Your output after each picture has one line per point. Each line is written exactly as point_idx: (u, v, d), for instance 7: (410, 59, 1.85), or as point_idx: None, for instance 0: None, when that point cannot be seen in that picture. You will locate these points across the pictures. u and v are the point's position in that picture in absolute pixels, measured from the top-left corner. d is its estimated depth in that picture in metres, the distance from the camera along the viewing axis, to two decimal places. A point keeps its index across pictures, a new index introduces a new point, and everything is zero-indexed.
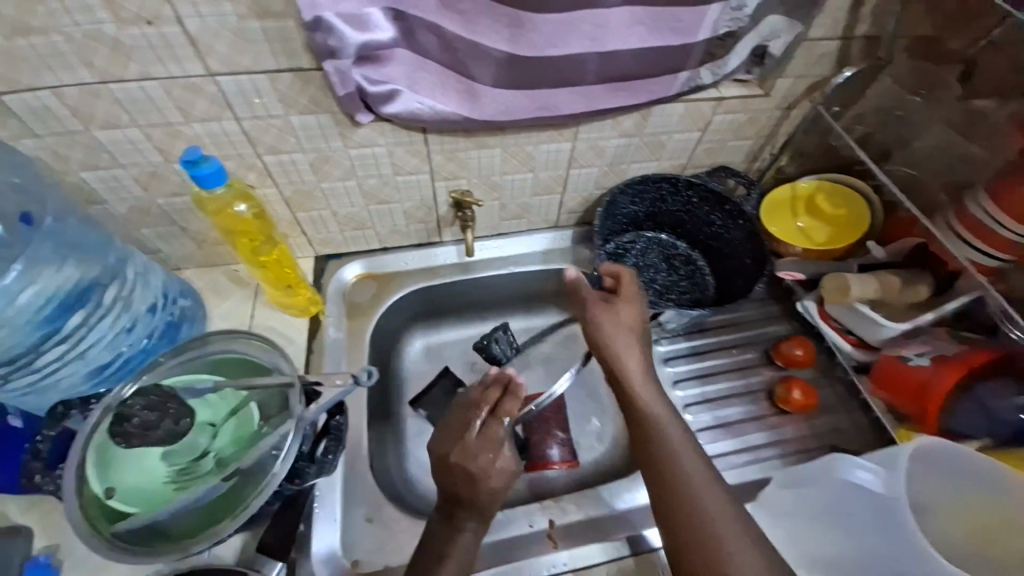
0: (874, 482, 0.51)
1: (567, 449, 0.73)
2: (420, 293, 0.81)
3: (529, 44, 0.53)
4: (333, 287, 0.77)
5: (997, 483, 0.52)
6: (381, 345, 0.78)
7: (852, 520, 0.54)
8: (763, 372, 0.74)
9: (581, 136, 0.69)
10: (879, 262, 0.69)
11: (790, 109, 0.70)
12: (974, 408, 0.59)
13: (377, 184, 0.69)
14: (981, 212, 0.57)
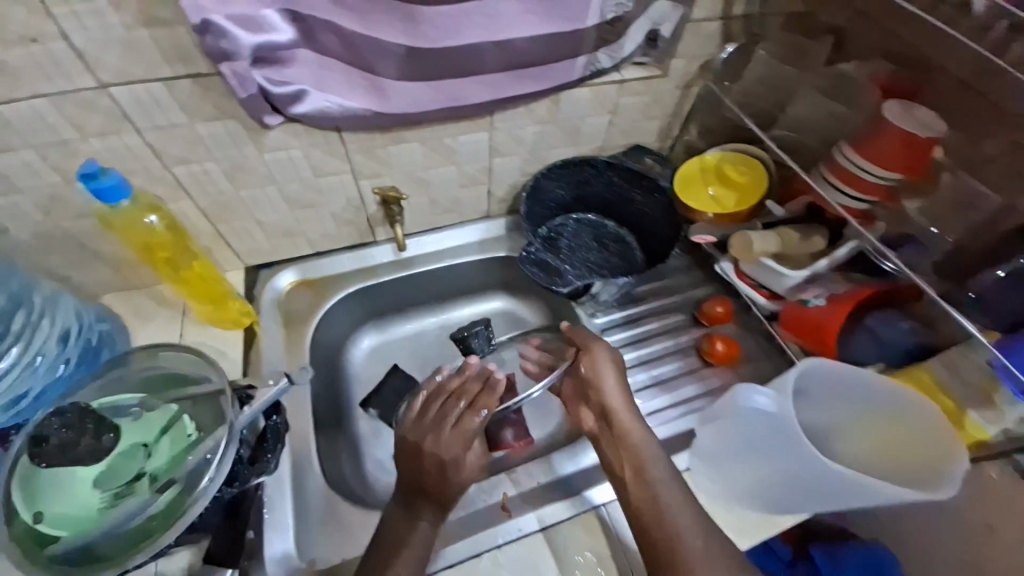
0: (769, 404, 0.56)
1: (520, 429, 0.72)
2: (357, 296, 0.78)
3: (425, 35, 0.51)
4: (267, 297, 0.73)
5: (879, 394, 0.58)
6: (324, 351, 0.76)
7: (762, 446, 0.58)
8: (691, 331, 0.79)
9: (498, 125, 0.67)
10: (778, 219, 0.74)
11: (689, 88, 0.75)
12: (869, 341, 0.65)
13: (301, 188, 0.65)
14: (850, 163, 0.62)
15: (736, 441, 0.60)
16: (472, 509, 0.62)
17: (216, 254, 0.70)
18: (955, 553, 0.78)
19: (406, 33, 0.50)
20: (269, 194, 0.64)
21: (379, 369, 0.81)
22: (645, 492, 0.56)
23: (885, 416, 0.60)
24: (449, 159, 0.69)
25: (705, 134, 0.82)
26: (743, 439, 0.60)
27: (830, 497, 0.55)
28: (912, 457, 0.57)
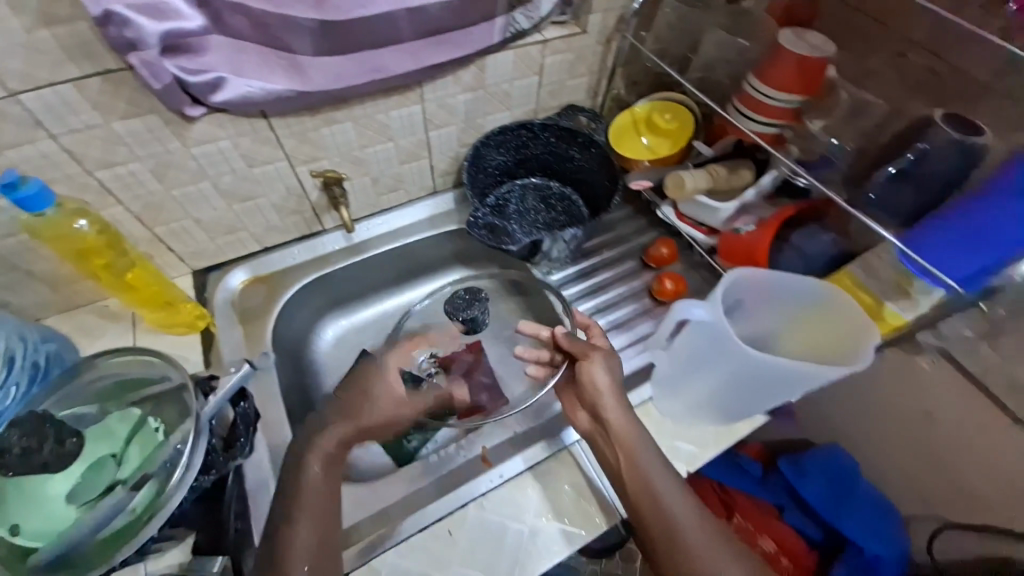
0: (706, 315, 0.60)
1: None
2: (315, 286, 0.78)
3: (332, 7, 0.51)
4: (220, 297, 0.72)
5: (805, 291, 0.64)
6: (288, 344, 0.76)
7: (706, 356, 0.64)
8: (642, 275, 0.84)
9: (428, 96, 0.67)
10: (709, 158, 0.77)
11: (609, 43, 0.77)
12: (795, 258, 0.71)
13: (236, 180, 0.64)
14: (753, 90, 0.67)
15: (687, 353, 0.66)
16: (454, 464, 0.67)
17: (158, 260, 0.68)
18: (896, 441, 0.89)
19: (314, 7, 0.51)
20: (204, 191, 0.63)
21: (347, 356, 0.82)
22: (642, 488, 0.56)
23: (815, 312, 0.66)
24: (384, 136, 0.69)
25: (633, 89, 0.86)
26: (692, 353, 0.65)
27: (771, 388, 0.61)
28: (839, 342, 0.63)
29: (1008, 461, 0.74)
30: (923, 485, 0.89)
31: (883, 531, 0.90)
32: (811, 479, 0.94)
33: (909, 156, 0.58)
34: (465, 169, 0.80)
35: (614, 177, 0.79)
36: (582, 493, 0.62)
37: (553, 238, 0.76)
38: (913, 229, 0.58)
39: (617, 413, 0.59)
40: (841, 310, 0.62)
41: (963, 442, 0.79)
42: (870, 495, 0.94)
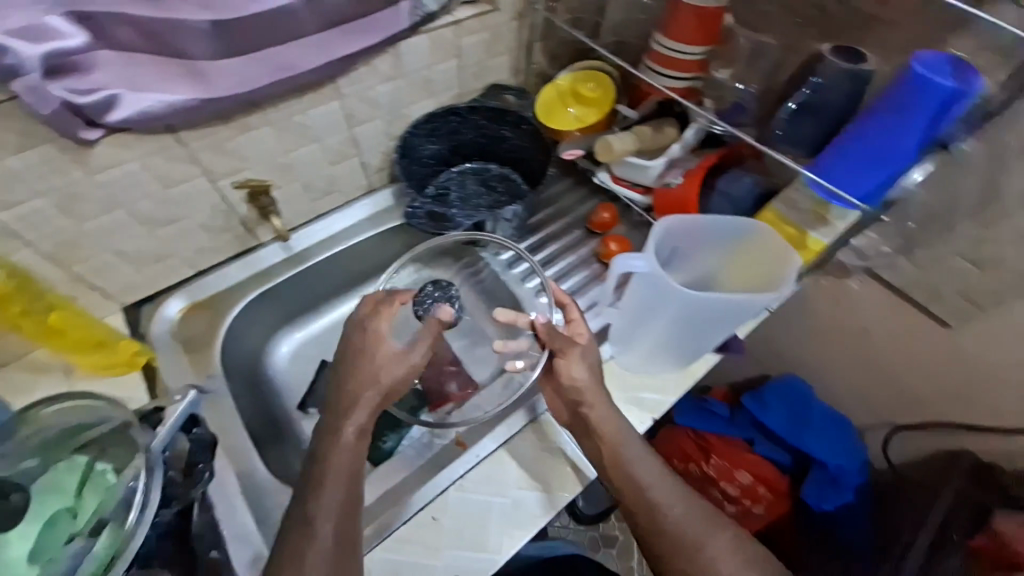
0: (647, 266, 0.63)
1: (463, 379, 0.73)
2: (260, 303, 0.74)
3: (223, 4, 0.49)
4: (158, 330, 0.68)
5: (731, 228, 0.69)
6: (240, 368, 0.73)
7: (652, 307, 0.67)
8: (589, 242, 0.86)
9: (346, 90, 0.65)
10: (634, 121, 0.80)
11: (521, 18, 0.77)
12: (724, 201, 0.76)
13: (154, 204, 0.60)
14: (661, 46, 0.70)
15: (633, 304, 0.68)
16: (431, 453, 0.66)
17: (82, 302, 0.64)
18: (843, 361, 0.97)
19: (205, 8, 0.49)
20: (120, 220, 0.59)
21: (312, 368, 0.78)
22: (627, 481, 0.58)
23: (742, 248, 0.70)
24: (308, 138, 0.66)
25: (555, 63, 0.85)
26: (638, 303, 0.68)
27: (713, 326, 0.65)
28: (767, 272, 0.68)
29: (936, 358, 0.83)
30: (869, 397, 0.97)
31: (839, 444, 0.97)
32: (772, 409, 1.00)
33: (807, 89, 0.63)
34: (395, 161, 0.77)
35: (540, 154, 0.82)
36: (558, 457, 0.65)
37: (496, 216, 0.77)
38: (820, 157, 0.64)
39: (581, 374, 0.62)
40: (765, 242, 0.67)
41: (898, 351, 0.88)
42: (824, 409, 1.00)
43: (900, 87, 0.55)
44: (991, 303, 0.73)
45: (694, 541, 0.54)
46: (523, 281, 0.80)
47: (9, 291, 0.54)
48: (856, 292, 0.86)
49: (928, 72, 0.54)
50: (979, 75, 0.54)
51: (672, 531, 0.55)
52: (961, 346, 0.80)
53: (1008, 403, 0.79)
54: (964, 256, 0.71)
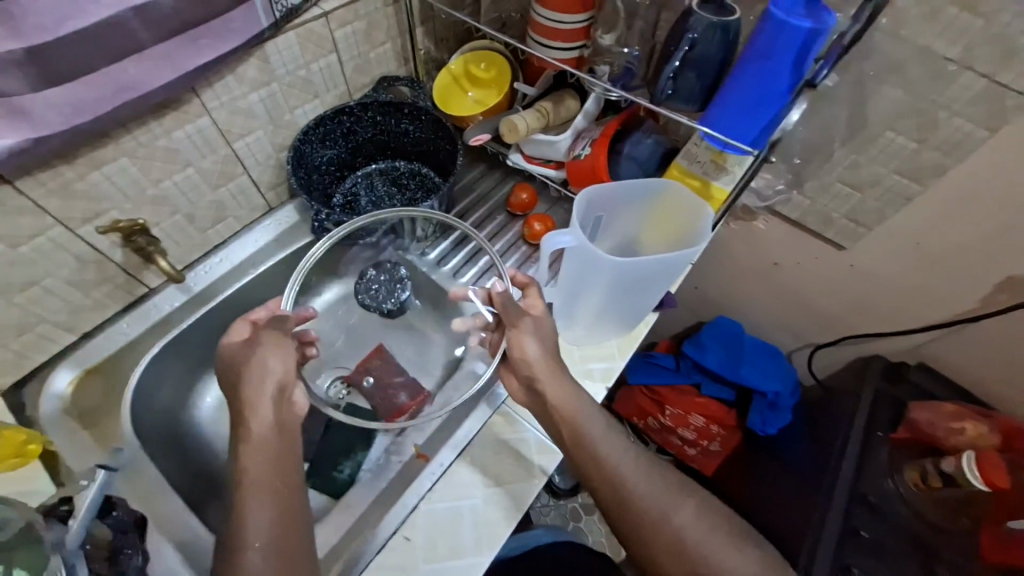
0: (574, 241, 0.63)
1: (410, 389, 0.76)
2: (167, 353, 0.66)
3: (32, 27, 0.41)
4: (46, 411, 0.58)
5: (646, 189, 0.70)
6: (157, 430, 0.66)
7: (586, 281, 0.67)
8: (513, 225, 0.85)
9: (211, 104, 0.58)
10: (534, 97, 0.79)
11: (397, 2, 0.73)
12: (632, 165, 0.76)
13: (1, 270, 0.50)
14: (545, 19, 0.70)
15: (568, 280, 0.69)
16: (391, 475, 0.65)
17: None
18: (762, 292, 1.04)
19: (12, 35, 0.41)
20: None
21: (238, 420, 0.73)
22: (590, 460, 0.56)
23: (659, 210, 0.72)
24: (178, 162, 0.59)
25: (442, 45, 0.82)
26: (572, 280, 0.68)
27: (647, 290, 0.67)
28: (686, 228, 0.71)
29: (838, 278, 0.92)
30: (788, 321, 1.06)
31: (773, 370, 1.04)
32: (710, 350, 1.06)
33: (684, 46, 0.64)
34: (287, 171, 0.71)
35: (442, 147, 0.78)
36: (520, 448, 0.63)
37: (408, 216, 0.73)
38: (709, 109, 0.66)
39: (526, 343, 0.60)
40: (681, 200, 0.69)
41: (806, 275, 0.95)
42: (755, 341, 1.07)
43: (764, 31, 0.58)
44: (875, 221, 0.80)
45: (659, 513, 0.54)
46: (456, 277, 0.76)
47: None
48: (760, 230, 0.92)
49: (783, 13, 0.57)
50: (829, 11, 0.57)
51: (638, 509, 0.54)
52: (854, 263, 0.88)
53: (904, 307, 0.89)
54: (844, 181, 0.77)
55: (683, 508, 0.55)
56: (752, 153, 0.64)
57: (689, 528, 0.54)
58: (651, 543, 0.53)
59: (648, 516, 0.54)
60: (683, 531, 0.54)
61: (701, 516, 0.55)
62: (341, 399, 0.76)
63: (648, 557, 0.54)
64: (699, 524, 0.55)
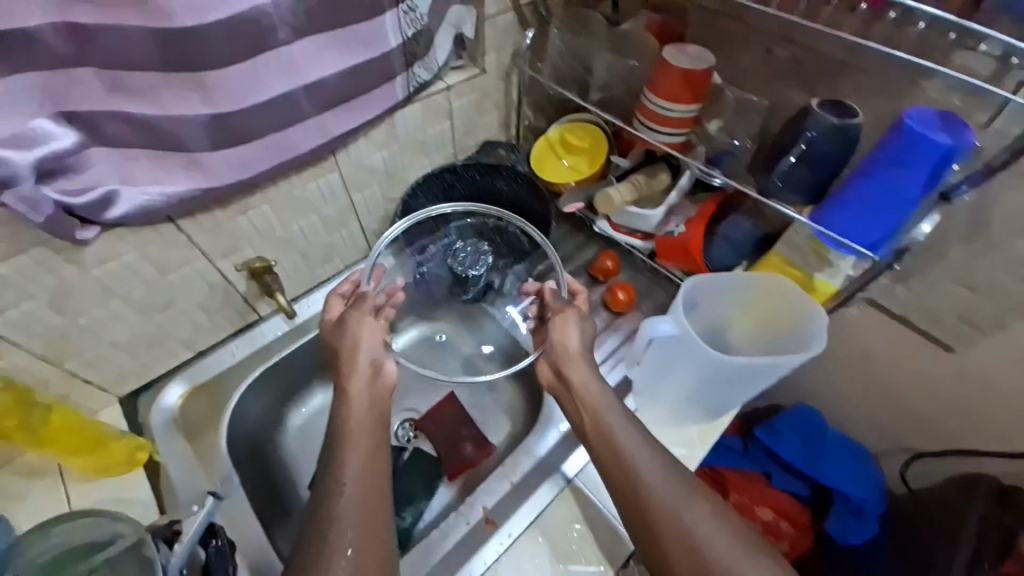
0: (674, 328, 0.64)
1: (477, 441, 0.85)
2: (262, 378, 0.78)
3: (222, 98, 0.50)
4: (157, 420, 0.70)
5: (755, 285, 0.68)
6: (240, 439, 0.76)
7: (675, 364, 0.68)
8: (595, 290, 0.91)
9: (342, 161, 0.71)
10: (626, 169, 0.82)
11: (508, 76, 0.84)
12: (725, 245, 0.77)
13: (150, 291, 0.62)
14: (652, 103, 0.69)
15: (657, 363, 0.69)
16: (457, 534, 0.68)
17: (75, 395, 0.65)
18: (847, 383, 0.95)
19: (203, 100, 0.50)
20: (114, 311, 0.61)
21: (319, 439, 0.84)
22: (605, 446, 0.60)
23: (765, 308, 0.69)
24: (306, 211, 0.72)
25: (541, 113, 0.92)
26: (661, 362, 0.69)
27: (739, 386, 0.65)
28: (792, 330, 0.67)
29: (943, 383, 0.81)
30: (878, 419, 0.95)
31: (855, 472, 0.93)
32: (785, 437, 0.96)
33: (801, 144, 0.61)
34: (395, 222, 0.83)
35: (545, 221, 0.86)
36: (592, 530, 0.67)
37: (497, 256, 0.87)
38: (821, 207, 0.62)
39: (569, 333, 0.69)
40: (788, 297, 0.66)
41: (901, 373, 0.86)
42: (840, 439, 0.97)
43: (896, 140, 0.54)
44: (992, 325, 0.70)
45: (670, 511, 0.55)
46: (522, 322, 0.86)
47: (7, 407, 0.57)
48: (847, 322, 0.86)
49: (920, 126, 0.53)
50: (969, 128, 0.52)
51: (647, 505, 0.56)
52: (963, 367, 0.78)
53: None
54: (958, 281, 0.69)
55: (696, 510, 0.55)
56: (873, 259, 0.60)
57: (701, 528, 0.54)
58: (659, 534, 0.54)
59: (658, 509, 0.55)
60: (693, 532, 0.53)
61: (723, 524, 0.54)
62: (408, 441, 0.87)
63: (656, 551, 0.55)
64: (715, 529, 0.54)
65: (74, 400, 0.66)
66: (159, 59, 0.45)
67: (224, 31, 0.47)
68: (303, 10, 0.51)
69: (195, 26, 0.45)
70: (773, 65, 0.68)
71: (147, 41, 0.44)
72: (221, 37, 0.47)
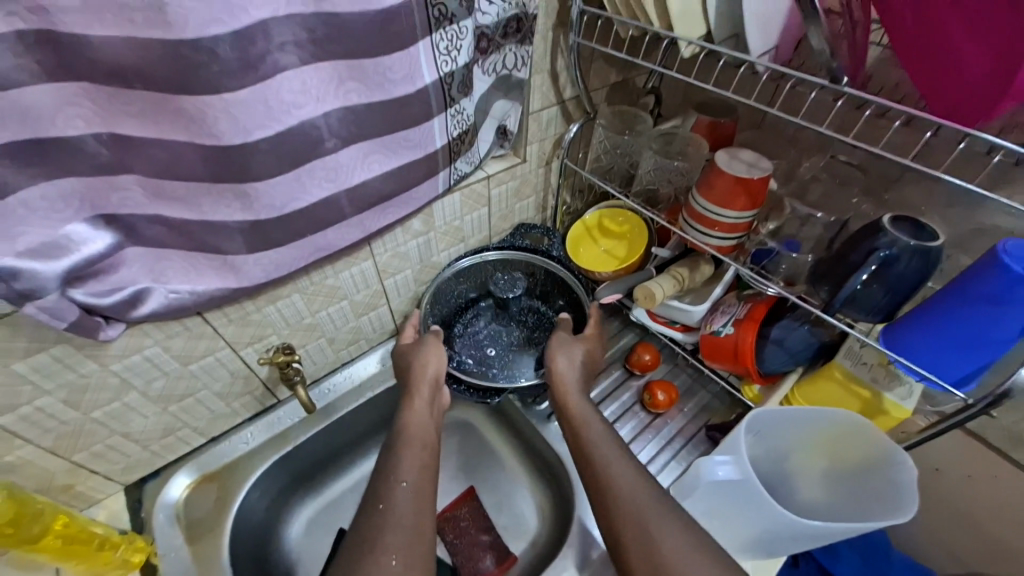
0: (734, 475, 0.56)
1: (498, 551, 0.78)
2: (276, 466, 0.74)
3: (263, 206, 0.50)
4: (159, 516, 0.66)
5: (829, 423, 0.60)
6: (244, 544, 0.70)
7: (738, 511, 0.59)
8: (631, 384, 0.84)
9: (377, 251, 0.70)
10: (668, 259, 0.77)
11: (549, 164, 0.83)
12: (780, 351, 0.67)
13: (169, 382, 0.60)
14: (700, 206, 0.65)
15: (715, 505, 0.61)
16: None
17: (80, 487, 0.62)
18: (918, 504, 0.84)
19: (243, 207, 0.49)
20: (130, 403, 0.59)
21: (350, 508, 0.82)
22: (586, 458, 0.60)
23: (847, 451, 0.61)
24: (337, 297, 0.70)
25: (578, 197, 0.93)
26: (720, 504, 0.60)
27: (813, 544, 0.56)
28: (878, 483, 0.58)
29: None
30: (946, 540, 0.84)
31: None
32: (844, 557, 0.84)
33: (873, 263, 0.53)
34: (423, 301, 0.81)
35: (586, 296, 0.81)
36: None
37: (522, 325, 0.86)
38: (892, 326, 0.56)
39: (559, 360, 0.69)
40: (865, 436, 0.58)
41: (981, 495, 0.75)
42: (906, 560, 0.85)
43: (988, 276, 0.47)
44: None
45: (643, 530, 0.51)
46: (549, 419, 0.79)
47: (7, 518, 0.52)
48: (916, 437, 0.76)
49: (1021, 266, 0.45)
50: None
51: (612, 515, 0.53)
52: None
53: None
54: None
55: (665, 525, 0.50)
56: (964, 400, 0.52)
57: (671, 546, 0.49)
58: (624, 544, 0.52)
59: (620, 517, 0.53)
60: (659, 544, 0.49)
61: (695, 542, 0.49)
62: None
63: (624, 563, 0.51)
64: (683, 545, 0.49)
65: (76, 492, 0.62)
66: (206, 173, 0.45)
67: (270, 145, 0.46)
68: (350, 120, 0.51)
69: (240, 143, 0.44)
70: (835, 171, 0.66)
71: (193, 155, 0.44)
72: (266, 151, 0.46)
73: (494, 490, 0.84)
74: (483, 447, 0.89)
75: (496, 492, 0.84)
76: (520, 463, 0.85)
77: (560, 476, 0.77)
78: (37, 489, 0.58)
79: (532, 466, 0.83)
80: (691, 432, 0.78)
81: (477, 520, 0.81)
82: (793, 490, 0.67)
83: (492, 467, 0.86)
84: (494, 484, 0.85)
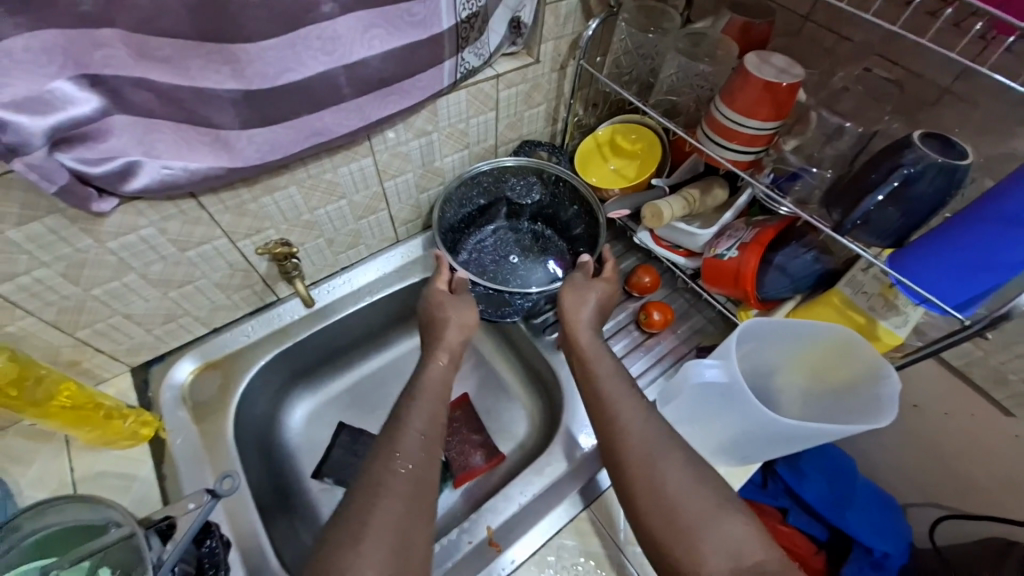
0: (721, 377, 0.58)
1: (487, 449, 0.81)
2: (277, 359, 0.76)
3: (255, 74, 0.47)
4: (166, 395, 0.69)
5: (818, 336, 0.61)
6: (246, 430, 0.73)
7: (719, 414, 0.61)
8: (628, 305, 0.84)
9: (377, 147, 0.67)
10: (679, 180, 0.74)
11: (563, 69, 0.78)
12: (781, 277, 0.66)
13: (167, 267, 0.60)
14: (723, 116, 0.61)
15: (700, 408, 0.63)
16: (460, 555, 0.61)
17: (87, 363, 0.64)
18: (891, 430, 0.88)
19: (233, 77, 0.46)
20: (130, 284, 0.59)
21: (349, 407, 0.85)
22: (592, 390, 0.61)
23: (837, 368, 0.62)
24: (335, 195, 0.68)
25: (592, 111, 0.88)
26: (704, 407, 0.63)
27: (789, 446, 0.58)
28: (861, 398, 0.60)
29: (1003, 450, 0.73)
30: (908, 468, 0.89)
31: (883, 523, 0.84)
32: (810, 480, 0.86)
33: (893, 181, 0.51)
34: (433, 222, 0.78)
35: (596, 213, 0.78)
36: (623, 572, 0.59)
37: (525, 249, 0.86)
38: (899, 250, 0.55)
39: (575, 305, 0.68)
40: (859, 353, 0.59)
41: (953, 426, 0.78)
42: (869, 488, 0.89)
43: (1011, 193, 0.46)
44: None
45: (649, 455, 0.53)
46: (544, 332, 0.81)
47: (11, 380, 0.53)
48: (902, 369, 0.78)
49: None
50: None
51: (620, 462, 0.54)
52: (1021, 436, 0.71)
53: None
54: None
55: (674, 462, 0.52)
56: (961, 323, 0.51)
57: (672, 478, 0.51)
58: (623, 472, 0.53)
59: (632, 464, 0.53)
60: (665, 490, 0.51)
61: (687, 465, 0.52)
62: None
63: (615, 464, 0.54)
64: (684, 477, 0.51)
65: (83, 369, 0.65)
66: (191, 28, 0.42)
67: None
68: None
69: None
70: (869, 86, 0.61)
71: (177, 4, 0.40)
72: (254, 6, 0.43)
73: (487, 397, 0.88)
74: (479, 359, 0.91)
75: (488, 399, 0.88)
76: (514, 374, 0.88)
77: (551, 387, 0.80)
78: (44, 360, 0.60)
79: (525, 377, 0.86)
80: (682, 352, 0.80)
81: (468, 421, 0.84)
82: (777, 405, 0.69)
83: (487, 377, 0.90)
84: (487, 392, 0.88)
